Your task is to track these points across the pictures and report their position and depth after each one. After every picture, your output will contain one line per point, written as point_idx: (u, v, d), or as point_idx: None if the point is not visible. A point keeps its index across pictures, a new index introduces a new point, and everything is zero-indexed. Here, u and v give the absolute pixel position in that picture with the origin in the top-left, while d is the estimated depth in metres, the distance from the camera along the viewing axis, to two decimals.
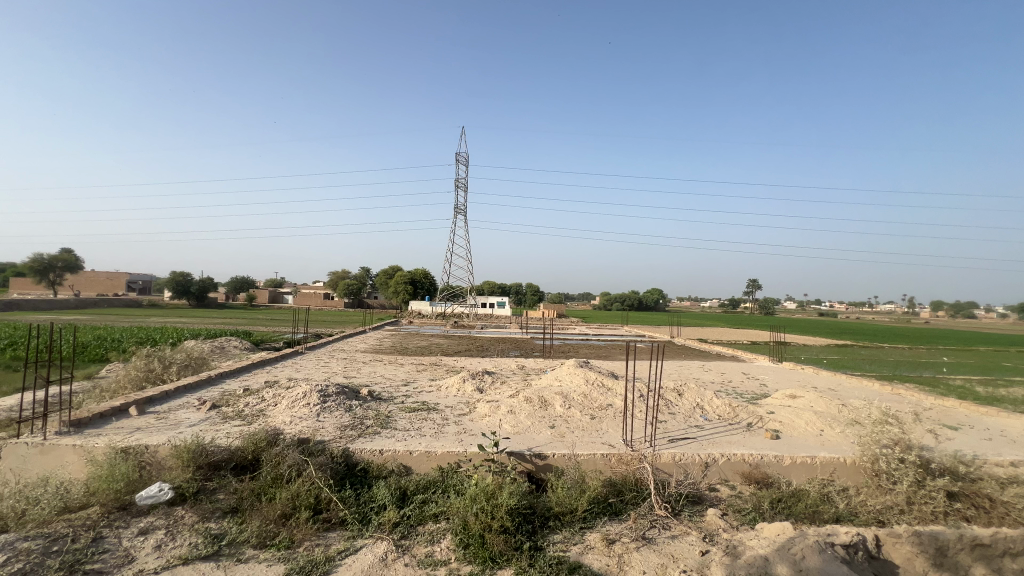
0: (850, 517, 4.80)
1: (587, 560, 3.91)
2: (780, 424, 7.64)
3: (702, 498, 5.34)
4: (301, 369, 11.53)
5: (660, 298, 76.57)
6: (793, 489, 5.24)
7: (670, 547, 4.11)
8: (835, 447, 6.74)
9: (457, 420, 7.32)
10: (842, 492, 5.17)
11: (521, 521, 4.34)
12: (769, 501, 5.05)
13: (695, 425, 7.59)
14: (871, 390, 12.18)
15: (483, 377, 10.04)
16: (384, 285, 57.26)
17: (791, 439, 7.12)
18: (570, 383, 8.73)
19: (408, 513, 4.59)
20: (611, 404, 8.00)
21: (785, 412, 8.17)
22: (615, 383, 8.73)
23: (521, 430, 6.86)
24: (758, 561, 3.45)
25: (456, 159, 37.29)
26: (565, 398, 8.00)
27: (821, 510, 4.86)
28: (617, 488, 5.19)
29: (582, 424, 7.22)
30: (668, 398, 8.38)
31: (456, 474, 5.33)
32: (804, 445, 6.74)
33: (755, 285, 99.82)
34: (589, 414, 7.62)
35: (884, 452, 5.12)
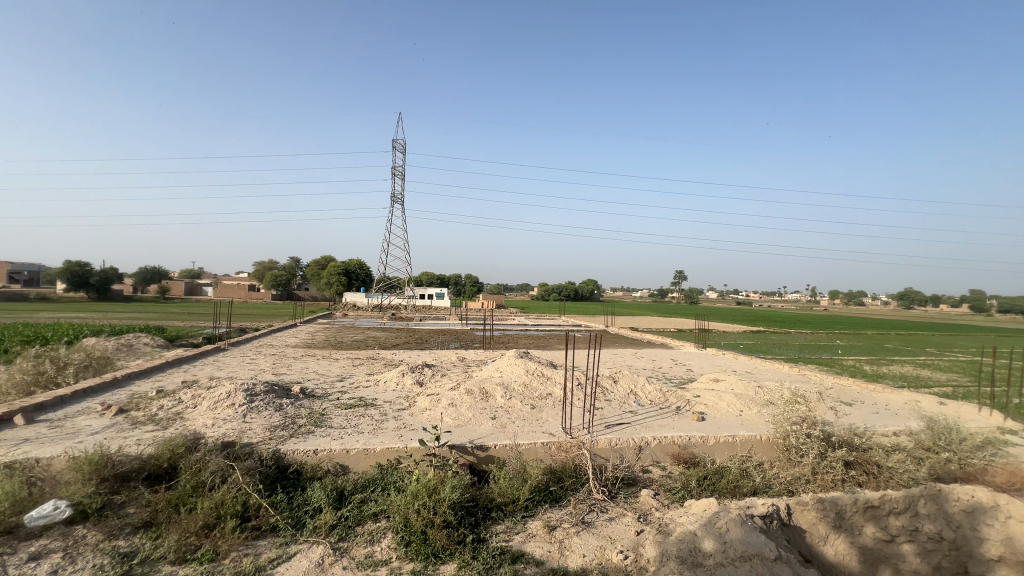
0: (765, 489, 5.26)
1: (529, 548, 3.97)
2: (705, 406, 8.22)
3: (636, 479, 5.63)
4: (223, 366, 10.72)
5: (595, 288, 79.32)
6: (717, 467, 5.67)
7: (607, 529, 4.28)
8: (752, 426, 7.36)
9: (397, 415, 7.16)
10: (758, 467, 5.66)
11: (463, 514, 4.33)
12: (696, 479, 5.42)
13: (629, 410, 7.97)
14: (781, 371, 13.42)
15: (423, 370, 9.88)
16: (316, 276, 54.60)
17: (715, 420, 7.68)
18: (511, 374, 8.82)
19: (346, 514, 4.43)
20: (550, 393, 8.19)
21: (709, 395, 8.79)
22: (554, 373, 8.92)
23: (462, 423, 6.84)
24: (687, 536, 3.66)
25: (394, 146, 36.23)
26: (506, 388, 8.07)
27: (741, 485, 5.28)
28: (557, 475, 5.34)
29: (523, 414, 7.34)
30: (604, 386, 8.71)
31: (397, 471, 5.22)
32: (726, 425, 7.29)
33: (681, 277, 106.36)
34: (529, 403, 7.75)
35: (793, 428, 5.66)
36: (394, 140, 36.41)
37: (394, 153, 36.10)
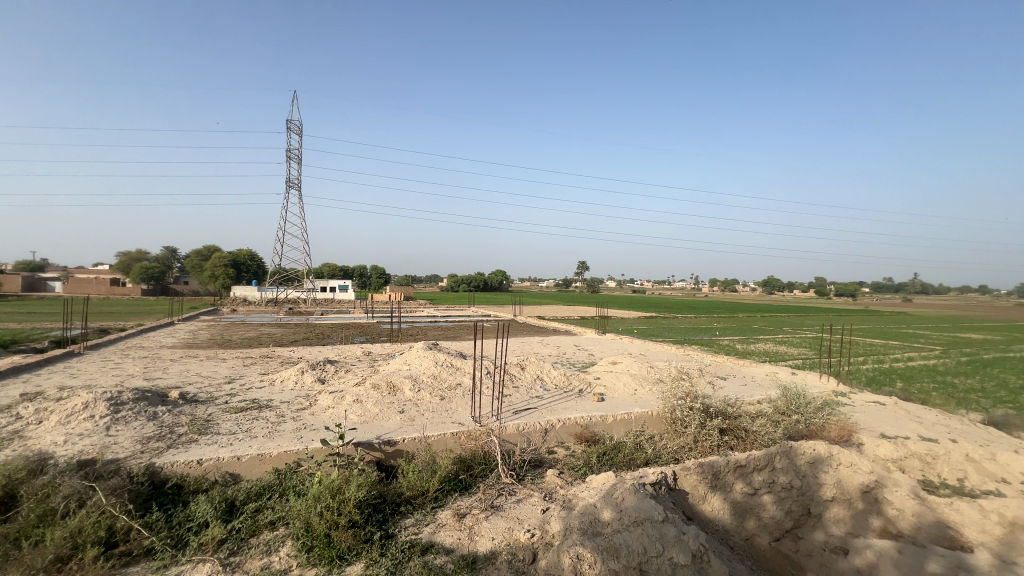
0: (656, 459, 5.80)
1: (439, 538, 3.99)
2: (605, 387, 8.82)
3: (543, 461, 5.90)
4: (78, 374, 9.18)
5: (504, 279, 80.77)
6: (615, 443, 6.14)
7: (516, 511, 4.43)
8: (645, 403, 8.06)
9: (295, 416, 6.71)
10: (650, 439, 6.23)
11: (370, 512, 4.21)
12: (596, 456, 5.82)
13: (536, 395, 8.29)
14: (669, 352, 14.81)
15: (325, 367, 9.33)
16: (197, 268, 48.74)
17: (613, 400, 8.28)
18: (420, 366, 8.70)
19: (237, 526, 4.08)
20: (459, 383, 8.23)
21: (609, 376, 9.45)
22: (463, 363, 8.96)
23: (369, 418, 6.62)
24: (588, 508, 3.91)
25: (289, 126, 33.45)
26: (414, 381, 7.94)
27: (635, 457, 5.76)
28: (467, 464, 5.41)
29: (432, 405, 7.30)
30: (512, 373, 8.96)
31: (296, 474, 4.91)
32: (622, 404, 7.91)
33: (584, 267, 112.03)
34: (439, 395, 7.72)
35: (679, 403, 6.32)
36: (289, 120, 33.59)
37: (289, 134, 33.32)
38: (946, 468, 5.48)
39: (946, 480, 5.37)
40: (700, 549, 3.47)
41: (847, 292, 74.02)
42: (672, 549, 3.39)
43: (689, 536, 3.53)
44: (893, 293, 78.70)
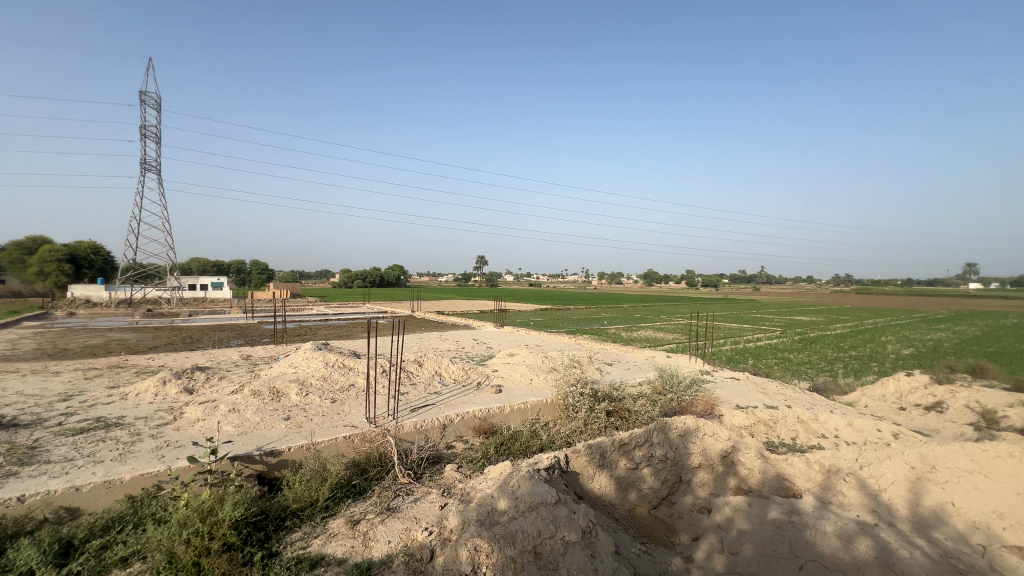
0: (550, 444, 6.07)
1: (330, 549, 3.76)
2: (502, 379, 9.04)
3: (441, 456, 5.88)
4: None
5: (402, 274, 78.41)
6: (511, 432, 6.33)
7: (413, 511, 4.34)
8: (540, 392, 8.41)
9: (155, 433, 5.84)
10: (544, 426, 6.52)
11: (249, 531, 3.83)
12: (494, 447, 5.94)
13: (434, 391, 8.22)
14: (562, 342, 15.63)
15: (193, 375, 8.25)
16: (15, 263, 39.95)
17: (511, 391, 8.51)
18: (307, 368, 8.09)
19: (75, 570, 3.44)
20: (353, 384, 7.84)
21: (506, 368, 9.70)
22: (357, 362, 8.53)
23: (247, 428, 6.01)
24: (485, 499, 3.96)
25: (142, 99, 28.88)
26: (301, 385, 7.37)
27: (531, 444, 6.00)
28: (361, 468, 5.17)
29: (323, 409, 6.86)
30: (409, 369, 8.77)
31: (157, 499, 4.28)
32: (518, 394, 8.17)
33: (482, 262, 113.07)
34: (329, 397, 7.28)
35: (572, 390, 6.73)
36: (141, 91, 28.95)
37: (142, 108, 28.79)
38: (784, 430, 6.55)
39: (783, 439, 6.40)
40: (589, 525, 3.71)
41: (711, 283, 84.55)
42: (564, 528, 3.56)
43: (579, 514, 3.74)
44: (745, 283, 91.77)
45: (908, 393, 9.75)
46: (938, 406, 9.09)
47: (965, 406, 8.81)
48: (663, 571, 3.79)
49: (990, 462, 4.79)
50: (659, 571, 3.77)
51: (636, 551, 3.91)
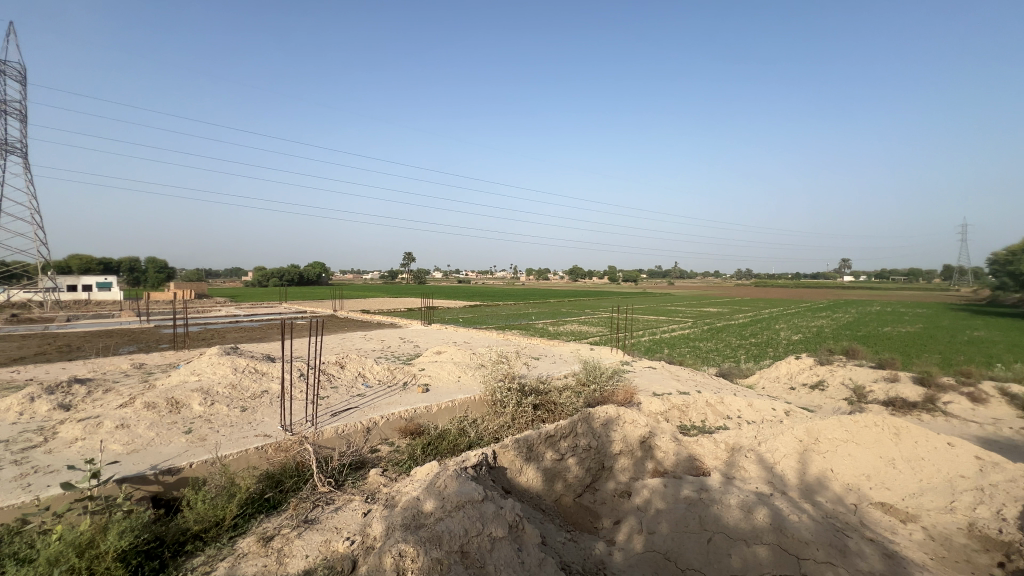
0: (478, 441, 6.06)
1: (239, 571, 3.46)
2: (429, 377, 8.89)
3: (365, 461, 5.65)
4: None
5: (322, 271, 74.41)
6: (439, 431, 6.23)
7: (333, 521, 4.12)
8: (468, 389, 8.39)
9: (20, 458, 5.02)
10: (473, 423, 6.48)
11: (141, 562, 3.42)
12: (421, 447, 5.82)
13: (357, 393, 7.89)
14: (491, 338, 15.71)
15: (70, 389, 7.19)
16: None
17: (438, 389, 8.40)
18: (212, 375, 7.37)
19: None
20: (267, 391, 7.30)
21: (433, 366, 9.54)
22: (270, 366, 7.93)
23: (139, 445, 5.36)
24: (411, 502, 3.84)
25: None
26: (206, 394, 6.71)
27: (459, 443, 5.94)
28: (276, 479, 4.80)
29: (231, 419, 6.31)
30: (330, 372, 8.33)
31: (22, 535, 3.68)
32: (446, 393, 8.07)
33: (409, 259, 110.31)
34: (239, 406, 6.71)
35: (500, 386, 6.78)
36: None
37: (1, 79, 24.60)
38: (695, 413, 7.07)
39: (694, 422, 6.90)
40: (515, 519, 3.73)
41: (631, 278, 89.25)
42: (491, 525, 3.56)
43: (506, 509, 3.76)
44: (661, 278, 98.04)
45: (797, 374, 10.97)
46: (820, 383, 10.32)
47: (841, 383, 10.10)
48: (588, 556, 3.92)
49: (859, 430, 5.50)
50: (583, 556, 3.89)
51: (561, 540, 4.01)
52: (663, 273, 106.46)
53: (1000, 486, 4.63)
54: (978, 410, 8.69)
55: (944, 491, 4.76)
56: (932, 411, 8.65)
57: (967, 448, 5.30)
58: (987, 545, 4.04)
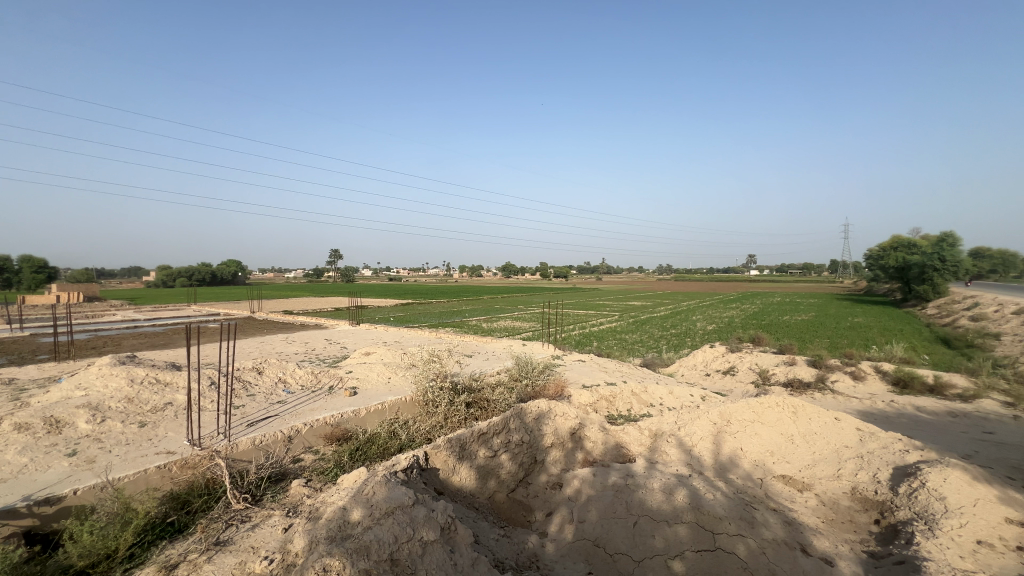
0: (410, 443, 5.91)
1: None
2: (357, 380, 8.53)
3: (286, 472, 5.30)
4: None
5: (238, 269, 68.93)
6: (368, 435, 5.99)
7: (249, 540, 3.81)
8: (398, 391, 8.17)
9: None
10: (404, 424, 6.30)
11: None
12: (348, 454, 5.58)
13: (277, 400, 7.38)
14: (423, 337, 15.40)
15: None
16: None
17: (367, 392, 8.10)
18: (103, 388, 6.53)
19: None
20: (170, 403, 6.60)
21: (361, 368, 9.17)
22: (175, 376, 7.18)
23: (8, 474, 4.62)
24: (336, 513, 3.62)
25: None
26: (95, 409, 5.93)
27: (389, 446, 5.75)
28: (182, 500, 4.36)
29: (127, 436, 5.63)
30: (246, 379, 7.72)
31: None
32: (375, 395, 7.81)
33: (335, 256, 105.15)
34: (137, 421, 6.01)
35: (432, 387, 6.68)
36: None
37: None
38: (621, 403, 7.40)
39: (621, 411, 7.23)
40: (447, 521, 3.66)
41: (562, 273, 91.64)
42: (422, 529, 3.46)
43: (437, 512, 3.68)
44: (590, 274, 101.64)
45: (712, 361, 11.87)
46: (731, 369, 11.24)
47: (749, 368, 11.05)
48: (520, 551, 3.96)
49: (764, 411, 6.05)
50: (516, 551, 3.92)
51: (494, 537, 4.01)
52: (592, 269, 110.63)
53: (875, 452, 5.32)
54: (858, 387, 9.92)
55: (832, 461, 5.38)
56: (822, 389, 9.75)
57: (850, 421, 6.02)
58: (866, 505, 4.63)
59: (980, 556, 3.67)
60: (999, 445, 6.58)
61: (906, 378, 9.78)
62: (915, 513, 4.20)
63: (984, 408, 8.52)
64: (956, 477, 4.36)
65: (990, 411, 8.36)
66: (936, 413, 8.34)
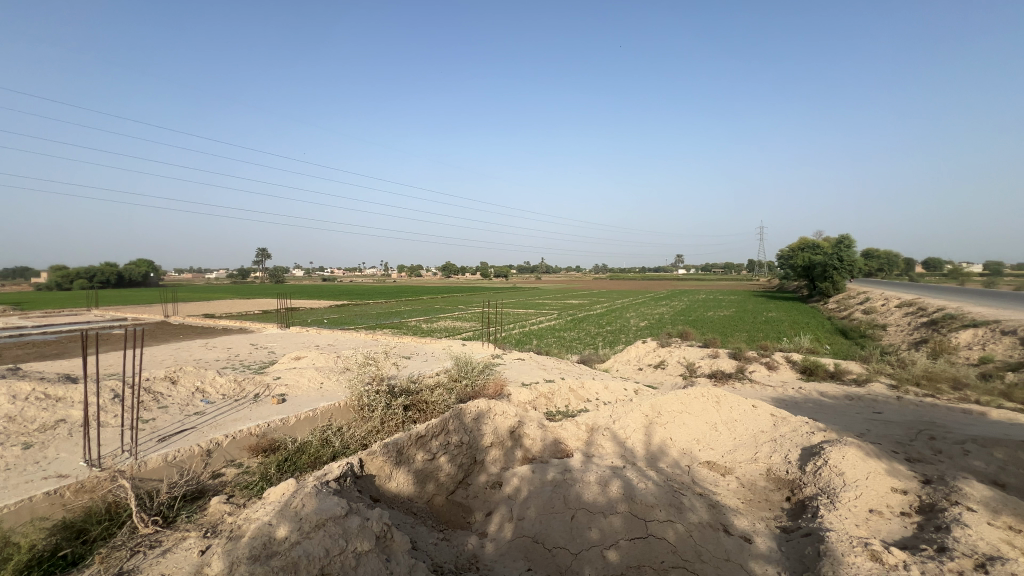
0: (344, 450, 5.66)
1: None
2: (286, 386, 8.04)
3: (205, 489, 4.89)
4: None
5: (149, 269, 62.87)
6: (298, 444, 5.67)
7: (160, 566, 3.47)
8: (332, 396, 7.82)
9: None
10: (337, 431, 6.01)
11: None
12: (275, 466, 5.25)
13: (194, 411, 6.80)
14: (358, 339, 14.85)
15: None
16: None
17: (297, 398, 7.67)
18: None
19: None
20: (64, 420, 5.86)
21: (290, 373, 8.66)
22: (69, 389, 6.38)
23: None
24: (261, 529, 3.37)
25: None
26: None
27: (321, 455, 5.48)
28: (76, 529, 3.88)
29: (8, 460, 4.93)
30: (156, 390, 7.01)
31: None
32: (306, 402, 7.40)
33: (263, 256, 98.79)
34: (21, 442, 5.28)
35: (367, 390, 6.46)
36: None
37: None
38: (559, 399, 7.56)
39: (559, 407, 7.38)
40: (383, 529, 3.54)
41: (502, 273, 92.14)
42: (355, 540, 3.31)
43: (372, 520, 3.54)
44: (530, 274, 103.14)
45: (644, 356, 12.42)
46: (662, 363, 11.85)
47: (677, 361, 11.71)
48: (460, 553, 3.92)
49: (690, 401, 6.43)
50: (455, 554, 3.88)
51: (433, 542, 3.94)
52: (532, 268, 112.33)
53: (786, 435, 5.81)
54: (772, 375, 10.82)
55: (750, 445, 5.82)
56: (742, 379, 10.53)
57: (765, 408, 6.54)
58: (779, 484, 5.05)
59: (872, 523, 4.13)
60: (886, 423, 7.44)
61: (812, 366, 10.81)
62: (819, 489, 4.64)
63: (874, 391, 9.60)
64: (852, 454, 4.87)
65: (879, 393, 9.43)
66: (836, 397, 9.28)
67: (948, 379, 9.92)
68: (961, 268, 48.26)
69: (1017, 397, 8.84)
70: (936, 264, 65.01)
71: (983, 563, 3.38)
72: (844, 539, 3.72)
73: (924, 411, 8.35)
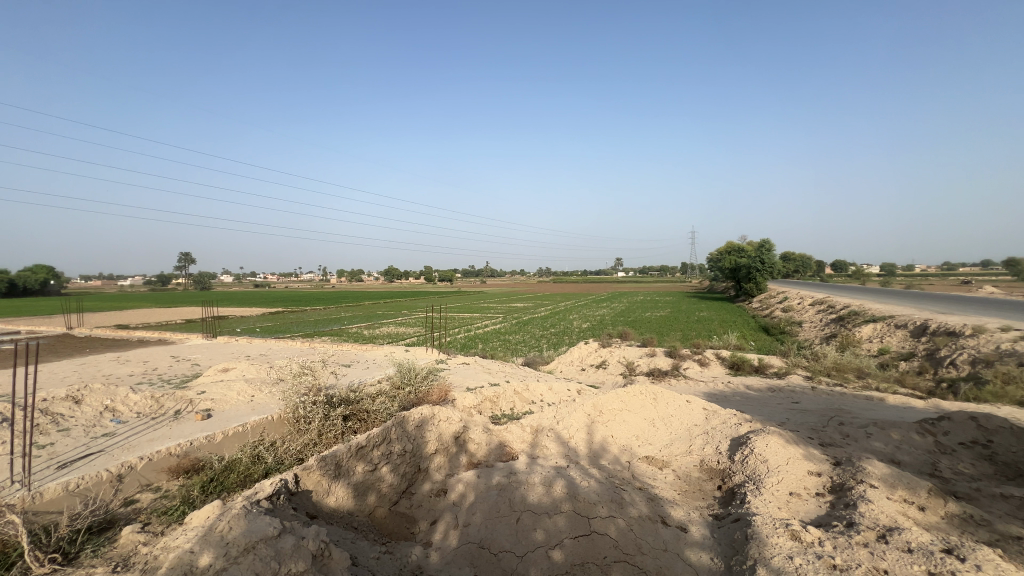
0: (277, 466, 5.35)
1: None
2: (212, 401, 7.46)
3: (115, 518, 4.42)
4: None
5: (48, 276, 56.29)
6: (225, 462, 5.27)
7: None
8: (263, 409, 7.35)
9: None
10: (270, 446, 5.66)
11: None
12: (199, 488, 4.85)
13: (102, 433, 6.14)
14: (294, 348, 14.13)
15: None
16: None
17: (224, 413, 7.14)
18: None
19: None
20: None
21: (217, 386, 8.05)
22: None
23: None
24: (182, 558, 3.10)
25: None
26: None
27: (251, 473, 5.12)
28: None
29: None
30: (55, 411, 6.26)
31: None
32: (235, 417, 6.91)
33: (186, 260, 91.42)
34: None
35: (302, 401, 6.13)
36: None
37: None
38: (504, 402, 7.58)
39: (504, 410, 7.40)
40: (320, 547, 3.36)
41: (447, 277, 91.22)
42: (289, 561, 3.12)
43: (308, 539, 3.35)
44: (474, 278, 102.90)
45: (586, 357, 12.76)
46: (603, 363, 12.22)
47: (617, 361, 12.11)
48: (403, 565, 3.80)
49: (630, 399, 6.67)
50: (398, 567, 3.77)
51: (374, 556, 3.80)
52: (477, 272, 112.08)
53: (717, 428, 6.17)
54: (704, 371, 11.49)
55: (685, 438, 6.13)
56: (677, 375, 11.08)
57: (698, 403, 6.91)
58: (711, 474, 5.35)
59: (792, 505, 4.48)
60: (803, 412, 8.12)
61: (739, 361, 11.59)
62: (747, 476, 4.95)
63: (792, 383, 10.46)
64: (774, 442, 5.26)
65: (796, 385, 10.28)
66: (760, 390, 10.01)
67: (853, 369, 11.01)
68: (862, 271, 53.74)
69: (909, 382, 9.98)
70: (842, 266, 71.95)
71: (883, 534, 3.76)
72: (769, 522, 3.99)
73: (835, 399, 9.20)
